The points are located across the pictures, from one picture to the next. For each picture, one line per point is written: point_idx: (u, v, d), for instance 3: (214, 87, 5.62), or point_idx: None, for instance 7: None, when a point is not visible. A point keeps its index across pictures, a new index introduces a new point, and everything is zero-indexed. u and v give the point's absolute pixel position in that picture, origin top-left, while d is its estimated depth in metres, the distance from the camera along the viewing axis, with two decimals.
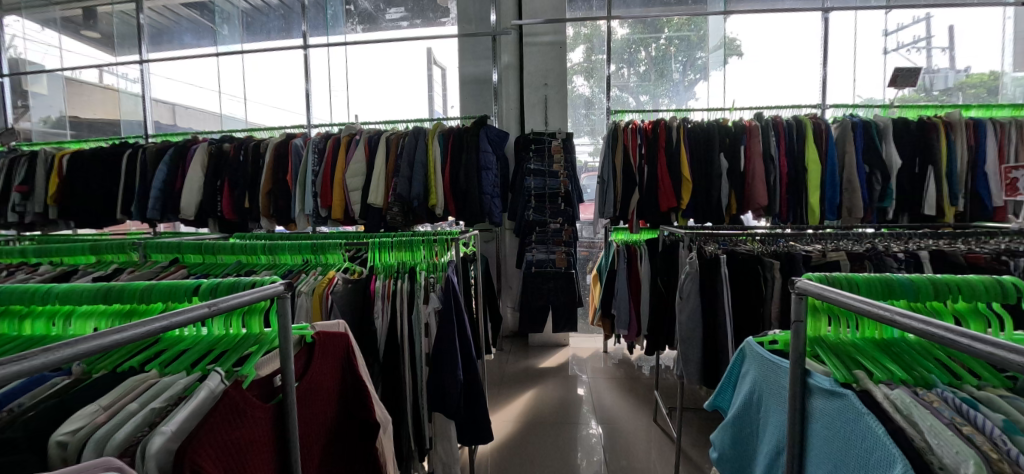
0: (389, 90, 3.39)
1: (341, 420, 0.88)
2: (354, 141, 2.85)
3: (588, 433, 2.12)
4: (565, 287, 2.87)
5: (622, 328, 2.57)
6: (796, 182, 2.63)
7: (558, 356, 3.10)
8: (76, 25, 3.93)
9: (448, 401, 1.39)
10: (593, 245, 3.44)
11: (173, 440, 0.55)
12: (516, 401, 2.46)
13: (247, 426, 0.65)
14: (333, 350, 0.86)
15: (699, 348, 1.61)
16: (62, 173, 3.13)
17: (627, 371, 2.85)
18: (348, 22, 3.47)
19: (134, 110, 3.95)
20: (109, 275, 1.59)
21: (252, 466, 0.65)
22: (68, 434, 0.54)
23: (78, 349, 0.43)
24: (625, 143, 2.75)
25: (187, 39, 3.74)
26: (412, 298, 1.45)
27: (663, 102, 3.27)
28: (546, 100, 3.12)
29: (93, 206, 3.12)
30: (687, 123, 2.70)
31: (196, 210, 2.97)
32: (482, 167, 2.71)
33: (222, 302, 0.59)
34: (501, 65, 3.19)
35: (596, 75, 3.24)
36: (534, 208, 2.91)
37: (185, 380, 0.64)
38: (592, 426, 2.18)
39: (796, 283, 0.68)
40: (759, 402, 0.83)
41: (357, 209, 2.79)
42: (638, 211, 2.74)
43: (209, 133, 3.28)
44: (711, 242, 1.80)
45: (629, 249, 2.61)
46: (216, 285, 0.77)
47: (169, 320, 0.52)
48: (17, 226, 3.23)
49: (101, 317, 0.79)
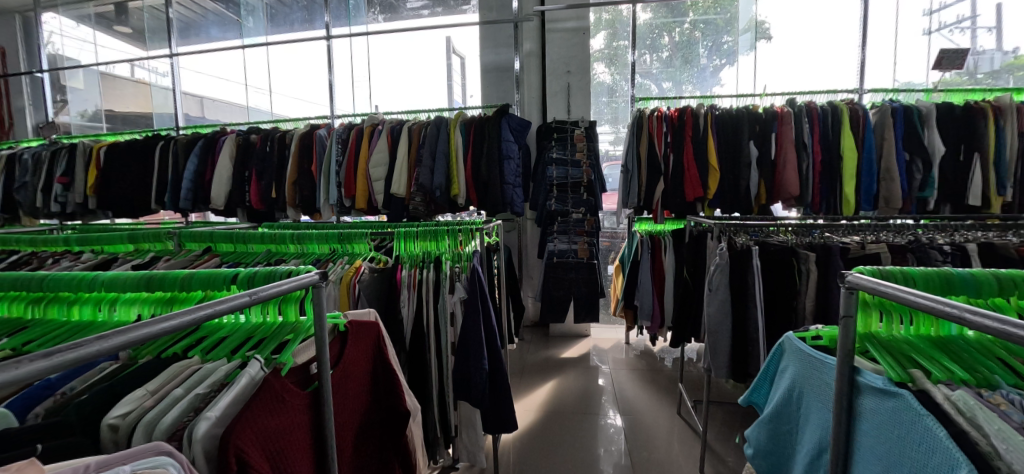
0: (411, 80, 3.38)
1: (372, 407, 0.89)
2: (377, 131, 2.85)
3: (608, 423, 2.12)
4: (586, 277, 2.85)
5: (645, 319, 2.56)
6: (830, 170, 2.53)
7: (579, 346, 3.10)
8: (109, 20, 4.08)
9: (474, 391, 1.38)
10: (616, 235, 3.41)
11: (218, 425, 0.56)
12: (537, 391, 2.46)
13: (287, 413, 0.65)
14: (365, 338, 0.86)
15: (728, 342, 1.57)
16: (100, 165, 3.27)
17: (649, 363, 2.82)
18: (369, 12, 3.45)
19: (164, 103, 4.08)
20: (147, 263, 1.66)
21: (291, 452, 0.66)
22: (119, 417, 0.56)
23: (129, 337, 0.45)
24: (649, 132, 2.69)
25: (213, 32, 3.85)
26: (438, 288, 1.45)
27: (688, 88, 3.19)
28: (569, 88, 3.09)
29: (130, 195, 3.25)
30: (714, 109, 2.62)
31: (226, 199, 3.05)
32: (504, 157, 2.68)
33: (261, 291, 0.60)
34: (523, 53, 3.15)
35: (616, 62, 3.18)
36: (556, 198, 2.88)
37: (226, 367, 0.65)
38: (610, 416, 2.18)
39: (845, 276, 0.65)
40: (800, 398, 0.80)
41: (380, 199, 2.81)
42: (662, 202, 2.68)
43: (236, 125, 3.34)
44: (743, 233, 1.74)
45: (653, 239, 2.60)
46: (253, 274, 0.78)
47: (213, 309, 0.54)
48: (60, 216, 3.38)
49: (142, 304, 0.84)
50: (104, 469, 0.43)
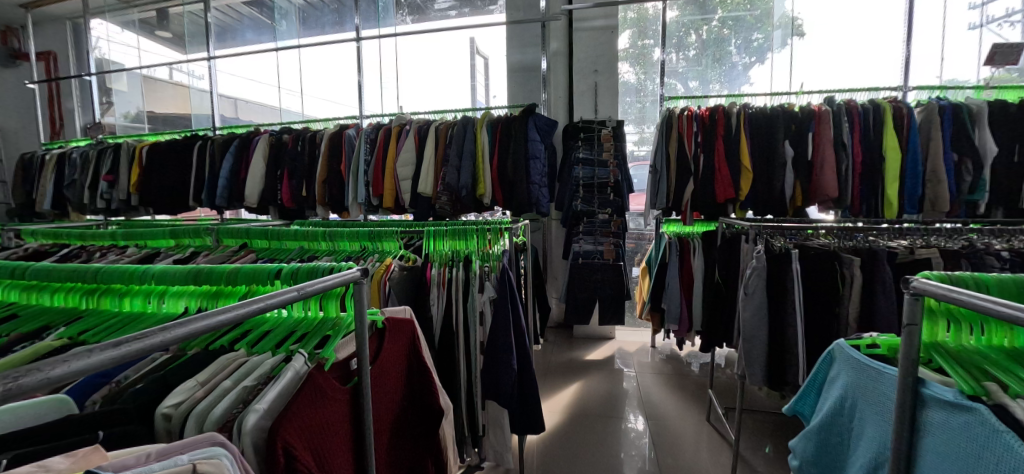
0: (437, 80, 3.42)
1: (407, 405, 0.89)
2: (404, 131, 2.89)
3: (630, 427, 2.08)
4: (612, 279, 2.82)
5: (673, 323, 2.50)
6: (871, 171, 2.42)
7: (603, 349, 3.06)
8: (151, 26, 4.29)
9: (502, 391, 1.38)
10: (642, 237, 3.36)
11: (266, 418, 0.57)
12: (561, 393, 2.44)
13: (329, 407, 0.66)
14: (402, 335, 0.86)
15: (764, 348, 1.51)
16: (142, 163, 3.41)
17: (676, 367, 2.76)
18: (398, 13, 3.50)
19: (202, 105, 4.25)
20: (188, 257, 1.72)
21: (333, 446, 0.66)
22: (172, 406, 0.58)
23: (189, 328, 0.45)
24: (679, 132, 2.63)
25: (248, 35, 4.01)
26: (467, 287, 1.46)
27: (715, 87, 3.10)
28: (596, 87, 3.05)
29: (170, 192, 3.39)
30: (748, 108, 2.54)
31: (259, 197, 3.14)
32: (531, 156, 2.67)
33: (308, 286, 0.60)
34: (550, 52, 3.13)
35: (643, 61, 3.14)
36: (582, 198, 2.86)
37: (272, 361, 0.66)
38: (631, 420, 2.14)
39: (910, 281, 0.60)
40: (853, 409, 0.76)
41: (407, 198, 2.84)
42: (692, 203, 2.61)
43: (269, 125, 3.44)
44: (781, 236, 1.68)
45: (682, 241, 2.55)
46: (296, 270, 0.79)
47: (265, 302, 0.55)
48: (105, 212, 3.55)
49: (189, 297, 0.86)
50: (164, 457, 0.45)
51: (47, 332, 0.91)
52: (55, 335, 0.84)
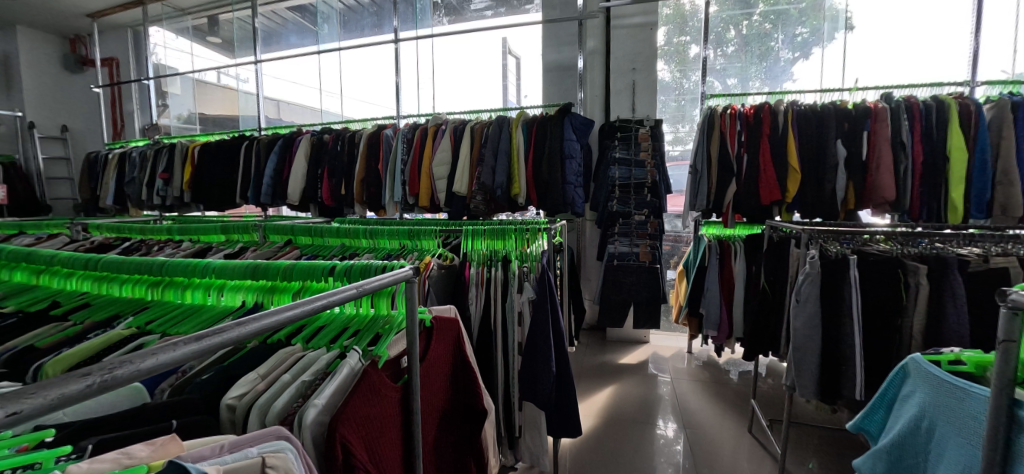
0: (471, 80, 3.45)
1: (451, 404, 0.89)
2: (440, 131, 2.92)
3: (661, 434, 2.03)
4: (648, 282, 2.75)
5: (712, 328, 2.41)
6: (933, 172, 2.26)
7: (637, 353, 2.99)
8: (203, 32, 4.53)
9: (540, 392, 1.36)
10: (679, 239, 3.27)
11: (324, 413, 0.59)
12: (595, 396, 2.40)
13: (382, 404, 0.67)
14: (449, 335, 0.86)
15: (816, 358, 1.43)
16: (195, 162, 3.60)
17: (714, 375, 2.67)
18: (435, 15, 3.54)
19: (249, 107, 4.46)
20: (237, 252, 1.80)
21: (385, 442, 0.67)
22: (236, 398, 0.60)
23: (264, 323, 0.45)
24: (721, 130, 2.53)
25: (292, 39, 4.17)
26: (506, 287, 1.45)
27: (755, 84, 2.96)
28: (634, 86, 2.99)
29: (219, 190, 3.56)
30: (796, 106, 2.42)
31: (301, 195, 3.26)
32: (566, 156, 2.65)
33: (366, 283, 0.61)
34: (587, 51, 3.08)
35: (681, 58, 3.06)
36: (618, 199, 2.81)
37: (327, 357, 0.67)
38: (662, 426, 2.09)
39: (1007, 294, 0.55)
40: (930, 430, 0.71)
41: (442, 197, 2.87)
42: (734, 205, 2.51)
43: (311, 126, 3.56)
44: (835, 241, 1.59)
45: (722, 244, 2.46)
46: (349, 268, 0.80)
47: (329, 299, 0.55)
48: (160, 208, 3.77)
49: (246, 291, 0.90)
50: (235, 450, 0.46)
51: (117, 321, 0.97)
52: (124, 325, 0.89)
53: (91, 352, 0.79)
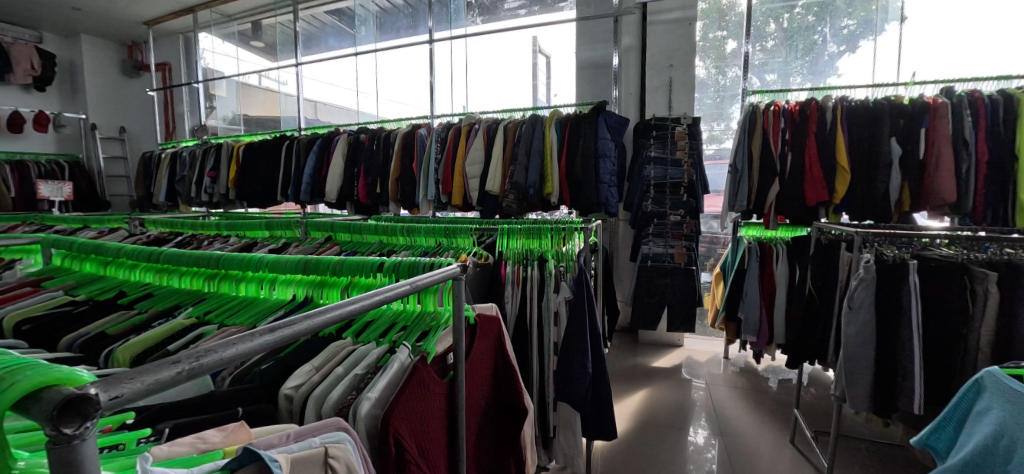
0: (503, 80, 3.46)
1: (492, 403, 0.90)
2: (473, 130, 2.94)
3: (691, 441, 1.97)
4: (683, 284, 2.69)
5: (751, 334, 2.32)
6: (1000, 172, 2.10)
7: (671, 357, 2.93)
8: (247, 37, 4.73)
9: (575, 394, 1.35)
10: (716, 240, 3.18)
11: (377, 406, 0.60)
12: (627, 399, 2.36)
13: (431, 399, 0.68)
14: (491, 333, 0.87)
15: (869, 368, 1.36)
16: (239, 161, 3.77)
17: (752, 381, 2.58)
18: (468, 15, 3.57)
19: (289, 108, 4.63)
20: (281, 247, 1.87)
21: (432, 437, 0.68)
22: (293, 388, 0.62)
23: (327, 316, 0.47)
24: (762, 129, 2.43)
25: (331, 42, 4.31)
26: (542, 286, 1.45)
27: (796, 80, 2.85)
28: (671, 83, 2.92)
29: (262, 187, 3.72)
30: (846, 101, 2.30)
31: (338, 193, 3.36)
32: (600, 155, 2.62)
33: (419, 280, 0.62)
34: (622, 47, 3.03)
35: (719, 54, 2.96)
36: (652, 198, 2.76)
37: (378, 351, 0.69)
38: (694, 433, 2.03)
39: None
40: (1008, 449, 0.66)
41: (475, 196, 2.89)
42: (777, 206, 2.41)
43: (348, 126, 3.67)
44: (892, 245, 1.50)
45: (763, 246, 2.37)
46: (397, 264, 0.82)
47: (385, 294, 0.56)
48: (208, 204, 3.97)
49: (297, 285, 0.94)
50: (299, 439, 0.47)
51: (178, 310, 1.03)
52: (185, 314, 0.94)
53: (156, 339, 0.84)
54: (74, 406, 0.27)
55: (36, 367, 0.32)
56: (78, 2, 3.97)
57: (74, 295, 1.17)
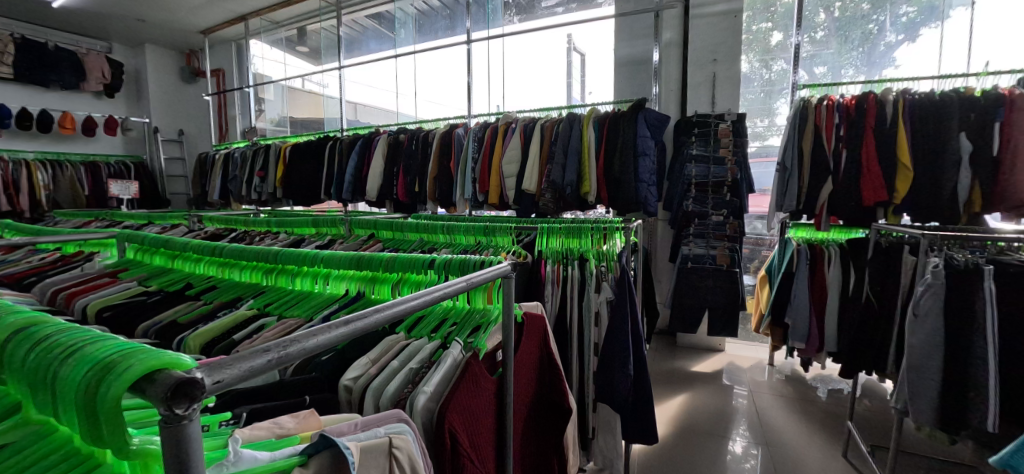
0: (539, 78, 3.45)
1: (537, 402, 0.91)
2: (510, 129, 2.95)
3: (731, 450, 1.90)
4: (725, 287, 2.60)
5: (799, 340, 2.22)
6: None
7: (711, 361, 2.84)
8: (294, 42, 4.95)
9: (616, 396, 1.34)
10: (761, 242, 3.05)
11: (432, 400, 0.62)
12: (666, 404, 2.31)
13: (482, 395, 0.69)
14: (537, 332, 0.87)
15: (936, 381, 1.27)
16: (286, 161, 3.96)
17: (799, 390, 2.46)
18: (505, 14, 3.59)
19: (333, 110, 4.82)
20: (327, 243, 1.95)
21: (483, 432, 0.69)
22: (352, 380, 0.65)
23: (393, 311, 0.48)
24: (814, 125, 2.30)
25: (372, 45, 4.44)
26: (583, 286, 1.46)
27: (847, 73, 2.68)
28: (714, 78, 2.82)
29: (307, 187, 3.88)
30: (909, 94, 2.15)
31: (378, 192, 3.46)
32: (640, 153, 2.57)
33: (474, 277, 0.63)
34: (662, 43, 2.95)
35: (765, 47, 2.85)
36: (693, 198, 2.69)
37: (430, 346, 0.71)
38: (734, 442, 1.96)
39: None
40: None
41: (511, 195, 2.91)
42: (829, 206, 2.28)
43: (387, 126, 3.77)
44: (961, 249, 1.39)
45: (813, 248, 2.26)
46: (448, 262, 0.84)
47: (443, 291, 0.58)
48: (257, 202, 4.19)
49: (350, 280, 0.97)
50: (365, 428, 0.49)
51: (240, 302, 1.10)
52: (247, 306, 1.00)
53: (222, 329, 0.89)
54: (184, 389, 0.29)
55: (145, 351, 0.33)
56: (143, 14, 4.28)
57: (147, 286, 1.26)
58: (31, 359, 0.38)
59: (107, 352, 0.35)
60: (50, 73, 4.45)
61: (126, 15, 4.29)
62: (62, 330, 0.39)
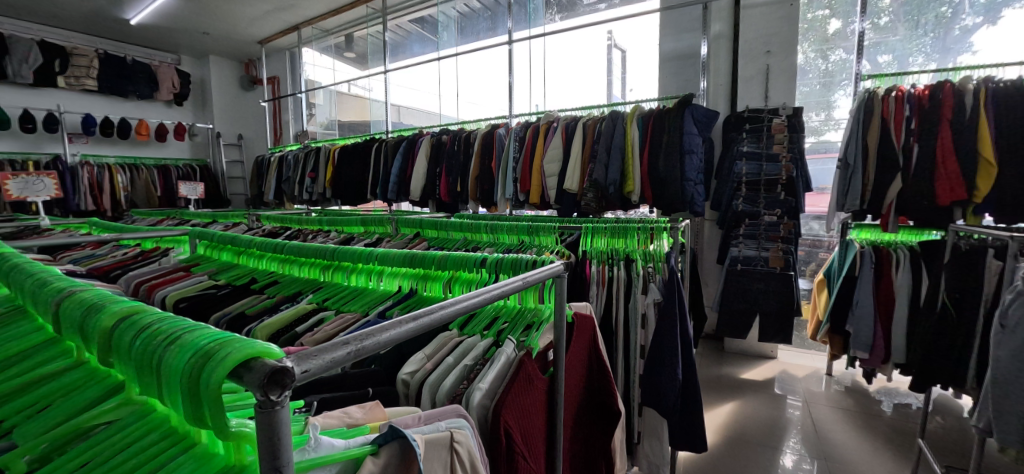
0: (581, 77, 3.41)
1: (586, 404, 0.90)
2: (552, 129, 2.94)
3: (785, 463, 1.81)
4: (778, 290, 2.47)
5: (862, 349, 2.07)
6: None
7: (762, 369, 2.70)
8: (342, 49, 5.17)
9: (664, 401, 1.31)
10: (819, 244, 2.88)
11: (487, 397, 0.63)
12: (714, 411, 2.23)
13: (535, 393, 0.70)
14: (587, 333, 0.87)
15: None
16: (335, 163, 4.15)
17: (861, 402, 2.29)
18: (547, 13, 3.58)
19: (379, 113, 5.00)
20: (375, 241, 2.03)
21: (535, 431, 0.70)
22: (409, 374, 0.67)
23: (455, 308, 0.50)
24: (881, 118, 2.13)
25: (416, 48, 4.56)
26: (629, 287, 1.42)
27: (915, 62, 2.47)
28: (768, 71, 2.68)
29: (354, 187, 4.05)
30: (993, 82, 1.95)
31: (422, 192, 3.55)
32: (686, 150, 2.50)
33: (530, 276, 0.64)
34: (711, 36, 2.84)
35: (823, 36, 2.68)
36: (744, 197, 2.58)
37: (483, 344, 0.73)
38: (788, 454, 1.86)
39: None
40: None
41: (552, 195, 2.90)
42: (898, 206, 2.11)
43: (430, 127, 3.86)
44: None
45: (878, 251, 2.10)
46: (500, 261, 0.85)
47: (500, 289, 0.59)
48: (309, 202, 4.41)
49: (403, 277, 1.01)
50: (428, 422, 0.51)
51: (300, 296, 1.16)
52: (307, 300, 1.06)
53: (286, 321, 0.95)
54: (277, 377, 0.30)
55: (240, 340, 0.35)
56: (209, 27, 4.61)
57: (216, 280, 1.36)
58: (137, 343, 0.41)
59: (205, 341, 0.37)
60: (128, 85, 4.89)
61: (194, 29, 4.64)
62: (161, 319, 0.42)
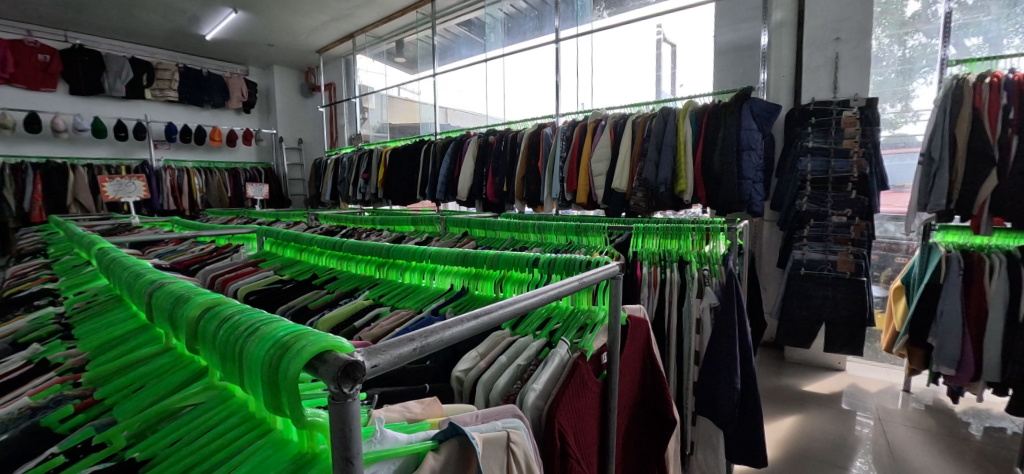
0: (629, 73, 3.32)
1: (639, 409, 0.88)
2: (599, 127, 2.88)
3: None
4: (847, 298, 2.28)
5: (947, 365, 1.86)
6: None
7: (829, 381, 2.51)
8: (393, 54, 5.37)
9: (720, 410, 1.24)
10: (896, 247, 2.62)
11: (541, 398, 0.63)
12: (774, 424, 2.09)
13: (588, 396, 0.69)
14: (641, 337, 0.84)
15: None
16: (387, 164, 4.31)
17: (947, 423, 2.06)
18: (595, 10, 3.52)
19: (428, 115, 5.15)
20: (425, 240, 2.08)
21: (588, 434, 0.69)
22: (464, 372, 0.68)
23: (512, 308, 0.50)
24: (973, 107, 1.91)
25: (463, 51, 4.64)
26: (683, 290, 1.36)
27: (1011, 44, 2.18)
28: (837, 60, 2.47)
29: (404, 188, 4.19)
30: None
31: (469, 192, 3.61)
32: (744, 147, 2.37)
33: (586, 277, 0.63)
34: (772, 24, 2.67)
35: (900, 19, 2.44)
36: (809, 196, 2.40)
37: (536, 344, 0.72)
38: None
39: None
40: None
41: (600, 194, 2.85)
42: (994, 205, 1.87)
43: (478, 128, 3.91)
44: None
45: (969, 255, 1.88)
46: (552, 261, 0.84)
47: (556, 290, 0.58)
48: (363, 202, 4.62)
49: (455, 276, 1.03)
50: (485, 420, 0.51)
51: (358, 292, 1.22)
52: (364, 296, 1.10)
53: (345, 316, 0.99)
54: (349, 370, 0.31)
55: (313, 334, 0.36)
56: (273, 39, 4.94)
57: (281, 275, 1.45)
58: (221, 332, 0.44)
59: (282, 333, 0.38)
60: (204, 95, 5.35)
61: (260, 42, 5.00)
62: (243, 310, 0.45)
